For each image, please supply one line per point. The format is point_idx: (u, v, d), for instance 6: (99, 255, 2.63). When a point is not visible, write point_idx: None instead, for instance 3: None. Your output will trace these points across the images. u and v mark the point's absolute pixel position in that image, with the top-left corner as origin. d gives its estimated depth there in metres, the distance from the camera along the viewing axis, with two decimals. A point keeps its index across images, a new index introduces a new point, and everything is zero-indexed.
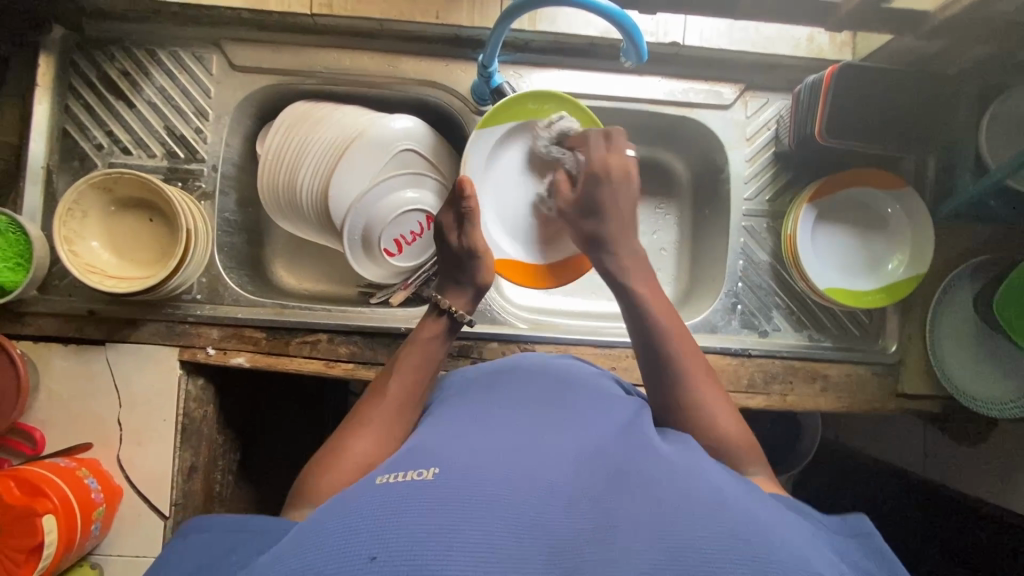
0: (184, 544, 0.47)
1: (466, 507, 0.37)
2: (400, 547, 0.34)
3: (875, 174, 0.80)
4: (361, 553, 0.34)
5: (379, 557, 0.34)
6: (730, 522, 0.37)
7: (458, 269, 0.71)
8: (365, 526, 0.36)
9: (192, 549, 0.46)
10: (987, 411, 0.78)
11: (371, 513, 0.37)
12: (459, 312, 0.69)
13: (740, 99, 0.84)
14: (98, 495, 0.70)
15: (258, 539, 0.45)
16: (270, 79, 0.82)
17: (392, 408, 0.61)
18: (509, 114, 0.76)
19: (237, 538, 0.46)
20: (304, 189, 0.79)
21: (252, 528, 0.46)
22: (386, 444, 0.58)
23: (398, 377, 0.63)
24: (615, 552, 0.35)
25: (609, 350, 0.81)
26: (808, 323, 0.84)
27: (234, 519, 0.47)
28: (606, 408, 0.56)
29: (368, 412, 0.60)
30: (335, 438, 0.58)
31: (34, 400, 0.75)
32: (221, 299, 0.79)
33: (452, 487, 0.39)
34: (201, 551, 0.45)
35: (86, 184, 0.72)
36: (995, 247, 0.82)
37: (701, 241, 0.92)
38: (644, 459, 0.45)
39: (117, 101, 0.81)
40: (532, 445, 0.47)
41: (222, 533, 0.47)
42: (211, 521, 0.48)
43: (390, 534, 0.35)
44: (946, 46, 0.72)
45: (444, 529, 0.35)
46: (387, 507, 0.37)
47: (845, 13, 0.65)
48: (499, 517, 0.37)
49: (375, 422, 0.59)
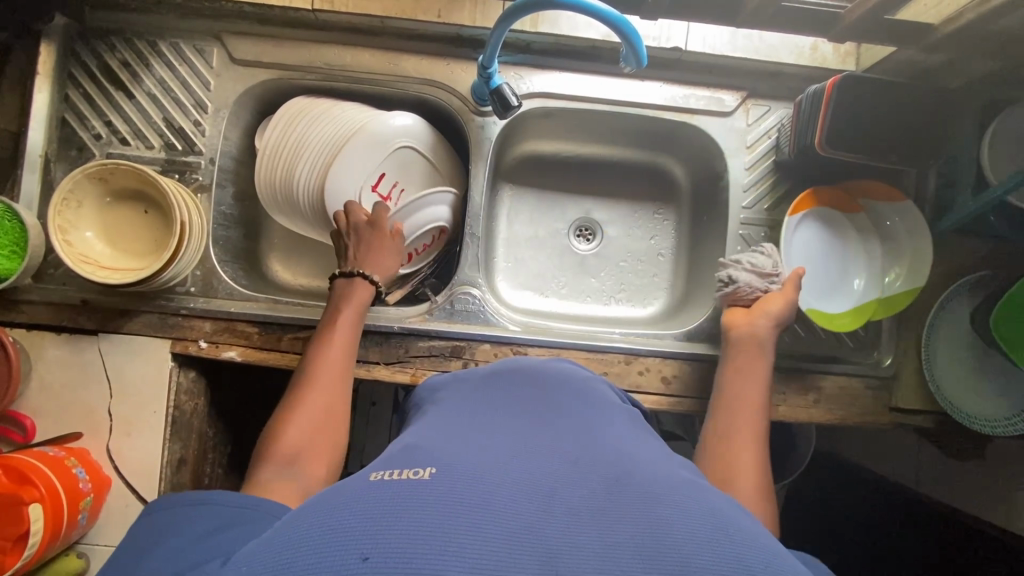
0: (153, 518, 0.47)
1: (459, 508, 0.37)
2: (393, 549, 0.34)
3: (876, 187, 0.81)
4: (353, 554, 0.34)
5: (368, 558, 0.34)
6: (725, 541, 0.37)
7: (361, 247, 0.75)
8: (361, 525, 0.36)
9: (161, 522, 0.46)
10: (947, 410, 0.79)
11: (367, 511, 0.37)
12: (373, 278, 0.74)
13: (741, 106, 0.83)
14: (86, 484, 0.71)
15: (232, 520, 0.45)
16: (271, 74, 0.82)
17: (337, 362, 0.66)
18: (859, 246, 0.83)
19: (209, 513, 0.46)
20: (302, 184, 0.79)
21: (222, 502, 0.47)
22: (338, 394, 0.64)
23: (335, 335, 0.68)
24: (608, 562, 0.34)
25: (602, 355, 0.80)
26: (803, 334, 0.84)
27: (202, 494, 0.47)
28: (599, 411, 0.56)
29: (307, 380, 0.64)
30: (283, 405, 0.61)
31: (25, 388, 0.75)
32: (214, 293, 0.79)
33: (447, 488, 0.39)
34: (168, 524, 0.45)
35: (82, 174, 0.72)
36: (994, 263, 0.82)
37: (699, 248, 0.92)
38: (638, 467, 0.45)
39: (116, 92, 0.81)
40: (527, 445, 0.47)
41: (190, 506, 0.47)
42: (182, 496, 0.48)
43: (381, 535, 0.35)
44: (951, 58, 0.72)
45: (435, 529, 0.35)
46: (382, 509, 0.37)
47: (848, 24, 0.65)
48: (492, 519, 0.37)
49: (315, 387, 0.63)
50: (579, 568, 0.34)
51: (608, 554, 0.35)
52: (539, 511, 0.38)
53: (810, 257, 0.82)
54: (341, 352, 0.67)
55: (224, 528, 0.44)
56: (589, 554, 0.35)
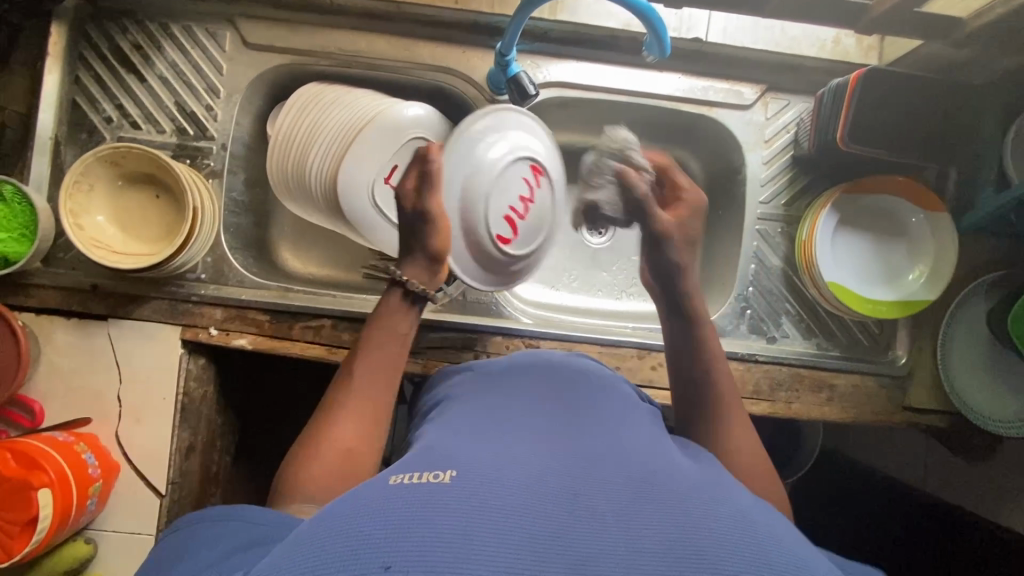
0: (176, 539, 0.46)
1: (482, 515, 0.36)
2: (416, 558, 0.33)
3: (908, 184, 0.78)
4: (375, 561, 0.33)
5: (391, 568, 0.33)
6: (754, 543, 0.36)
7: (412, 238, 0.65)
8: (381, 531, 0.35)
9: (182, 542, 0.45)
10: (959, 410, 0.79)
11: (386, 518, 0.36)
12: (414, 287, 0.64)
13: (760, 100, 0.82)
14: (95, 470, 0.70)
15: (253, 534, 0.44)
16: (284, 59, 0.81)
17: (370, 388, 0.60)
18: (910, 256, 0.81)
19: (232, 530, 0.45)
20: (313, 171, 0.77)
21: (247, 520, 0.46)
22: (371, 419, 0.58)
23: (368, 356, 0.62)
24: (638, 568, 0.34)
25: (615, 349, 0.80)
26: (817, 332, 0.83)
27: (224, 511, 0.46)
28: (617, 408, 0.55)
29: (337, 403, 0.58)
30: (313, 426, 0.57)
31: (34, 372, 0.75)
32: (225, 280, 0.78)
33: (468, 491, 0.38)
34: (190, 540, 0.45)
35: (94, 156, 0.71)
36: (1012, 264, 0.81)
37: (713, 243, 0.91)
38: (662, 468, 0.44)
39: (128, 75, 0.80)
40: (548, 446, 0.46)
41: (212, 524, 0.46)
42: (208, 513, 0.47)
43: (404, 543, 0.34)
44: (977, 53, 0.71)
45: (459, 538, 0.34)
46: (403, 514, 0.36)
47: (876, 16, 0.64)
48: (517, 526, 0.36)
49: (346, 411, 0.58)
50: None
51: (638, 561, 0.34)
52: (564, 515, 0.37)
53: (853, 254, 0.81)
54: (375, 372, 0.61)
55: (248, 544, 0.43)
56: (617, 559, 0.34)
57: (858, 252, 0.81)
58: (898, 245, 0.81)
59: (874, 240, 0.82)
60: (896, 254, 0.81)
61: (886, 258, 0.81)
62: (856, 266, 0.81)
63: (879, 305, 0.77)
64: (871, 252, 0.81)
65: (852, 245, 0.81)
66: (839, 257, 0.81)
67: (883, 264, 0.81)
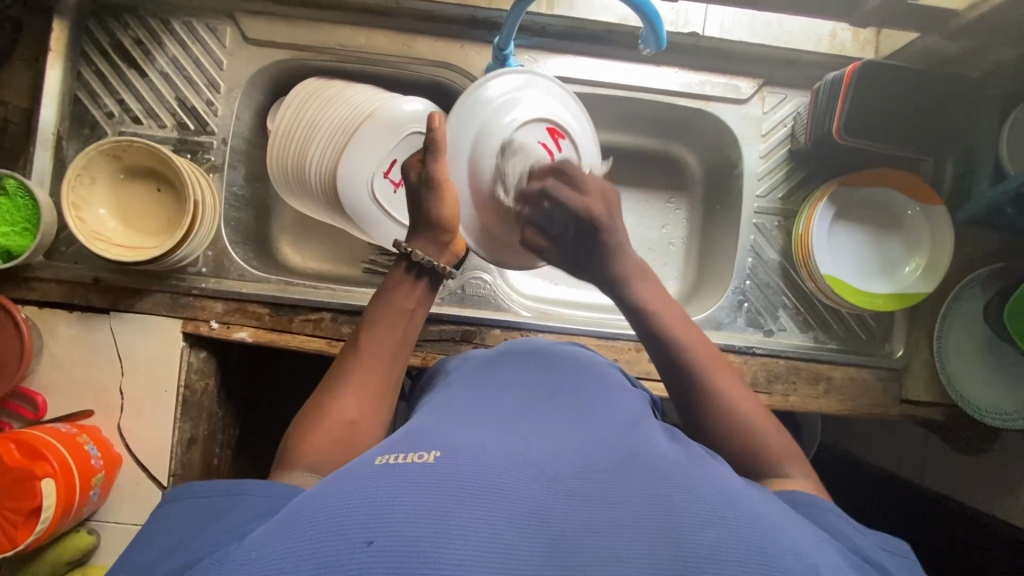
0: (177, 507, 0.46)
1: (463, 495, 0.36)
2: (396, 535, 0.33)
3: (911, 181, 0.78)
4: (358, 538, 0.34)
5: (374, 543, 0.33)
6: (730, 515, 0.37)
7: (441, 224, 0.66)
8: (364, 508, 0.35)
9: (184, 512, 0.45)
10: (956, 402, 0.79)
11: (370, 496, 0.36)
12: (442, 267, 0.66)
13: (757, 94, 0.82)
14: (98, 461, 0.71)
15: (259, 506, 0.45)
16: (284, 54, 0.81)
17: (372, 368, 0.60)
18: (910, 251, 0.81)
19: (238, 504, 0.44)
20: (312, 163, 0.77)
21: (252, 495, 0.45)
22: (371, 394, 0.58)
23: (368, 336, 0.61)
24: (614, 552, 0.34)
25: (612, 342, 0.80)
26: (814, 325, 0.83)
27: (225, 486, 0.47)
28: (608, 395, 0.56)
29: (339, 379, 0.58)
30: (315, 399, 0.57)
31: (37, 364, 0.75)
32: (226, 273, 0.79)
33: (451, 475, 0.38)
34: (186, 513, 0.45)
35: (96, 150, 0.71)
36: (1009, 256, 0.81)
37: (710, 237, 0.91)
38: (646, 453, 0.44)
39: (129, 70, 0.80)
40: (534, 431, 0.46)
41: (217, 497, 0.45)
42: (205, 482, 0.47)
43: (388, 520, 0.34)
44: (972, 46, 0.71)
45: (441, 515, 0.35)
46: (386, 493, 0.36)
47: (870, 9, 0.64)
48: (498, 508, 0.36)
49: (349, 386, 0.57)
50: (586, 556, 0.34)
51: (615, 541, 0.35)
52: (546, 501, 0.38)
53: (852, 250, 0.82)
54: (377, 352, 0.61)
55: (246, 519, 0.43)
56: (593, 541, 0.35)
57: (850, 248, 0.82)
58: (900, 239, 0.81)
59: (873, 237, 0.82)
60: (893, 247, 0.82)
61: (881, 251, 0.82)
62: (857, 262, 0.82)
63: (875, 298, 0.78)
64: (869, 248, 0.82)
65: (847, 241, 0.82)
66: (839, 253, 0.81)
67: (884, 262, 0.81)
